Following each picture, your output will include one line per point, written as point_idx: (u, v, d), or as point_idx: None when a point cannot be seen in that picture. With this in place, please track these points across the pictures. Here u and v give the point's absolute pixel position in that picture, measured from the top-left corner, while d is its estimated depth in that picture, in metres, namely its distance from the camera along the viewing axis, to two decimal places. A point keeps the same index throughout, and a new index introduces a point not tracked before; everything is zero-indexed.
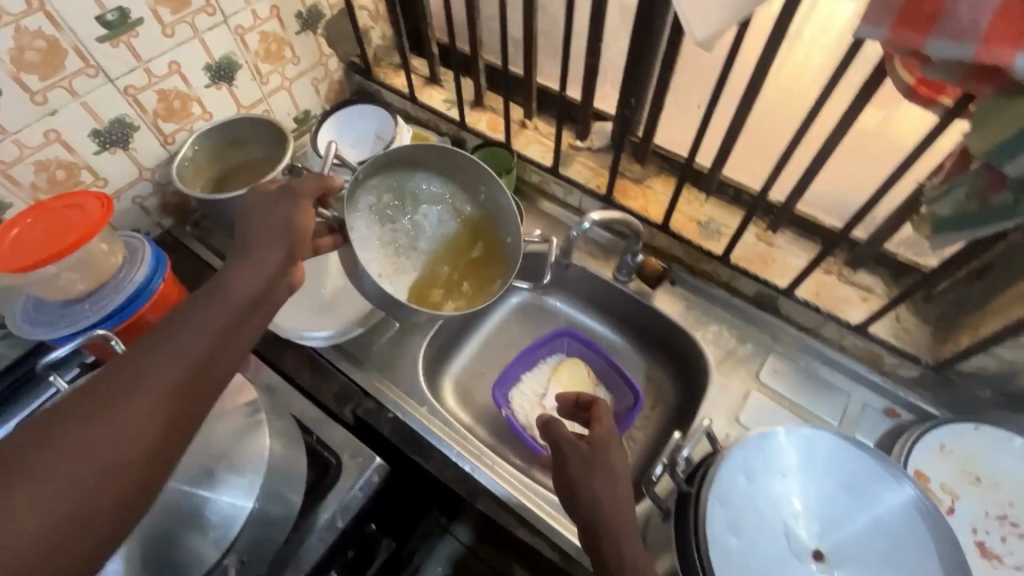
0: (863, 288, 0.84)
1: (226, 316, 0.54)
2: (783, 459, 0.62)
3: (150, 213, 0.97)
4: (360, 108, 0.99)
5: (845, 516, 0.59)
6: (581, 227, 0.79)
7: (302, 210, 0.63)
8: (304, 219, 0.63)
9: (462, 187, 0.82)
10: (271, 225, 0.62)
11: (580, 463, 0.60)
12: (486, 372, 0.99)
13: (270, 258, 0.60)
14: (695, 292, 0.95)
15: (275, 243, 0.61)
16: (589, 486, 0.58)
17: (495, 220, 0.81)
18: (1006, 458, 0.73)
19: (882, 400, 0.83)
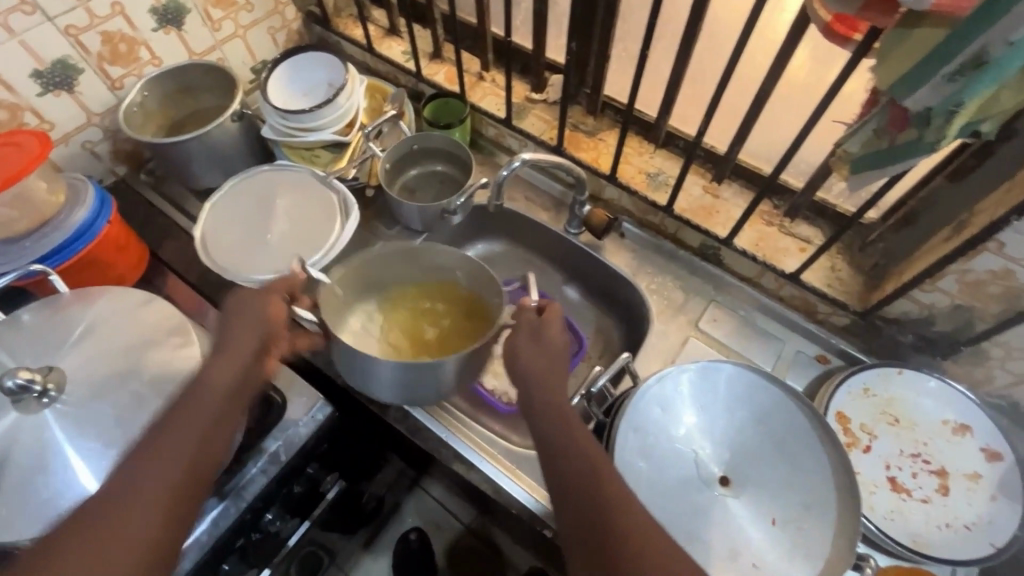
0: (802, 239, 0.85)
1: (211, 404, 0.56)
2: (697, 394, 0.65)
3: (101, 158, 0.96)
4: (311, 56, 0.98)
5: (752, 446, 0.63)
6: (512, 167, 0.80)
7: (269, 300, 0.65)
8: (274, 307, 0.65)
9: (439, 282, 0.83)
10: (246, 321, 0.63)
11: (529, 341, 0.63)
12: None
13: (247, 348, 0.61)
14: (643, 243, 0.96)
15: (252, 335, 0.62)
16: (532, 368, 0.61)
17: (477, 292, 0.81)
18: (924, 401, 0.78)
19: (815, 347, 0.86)
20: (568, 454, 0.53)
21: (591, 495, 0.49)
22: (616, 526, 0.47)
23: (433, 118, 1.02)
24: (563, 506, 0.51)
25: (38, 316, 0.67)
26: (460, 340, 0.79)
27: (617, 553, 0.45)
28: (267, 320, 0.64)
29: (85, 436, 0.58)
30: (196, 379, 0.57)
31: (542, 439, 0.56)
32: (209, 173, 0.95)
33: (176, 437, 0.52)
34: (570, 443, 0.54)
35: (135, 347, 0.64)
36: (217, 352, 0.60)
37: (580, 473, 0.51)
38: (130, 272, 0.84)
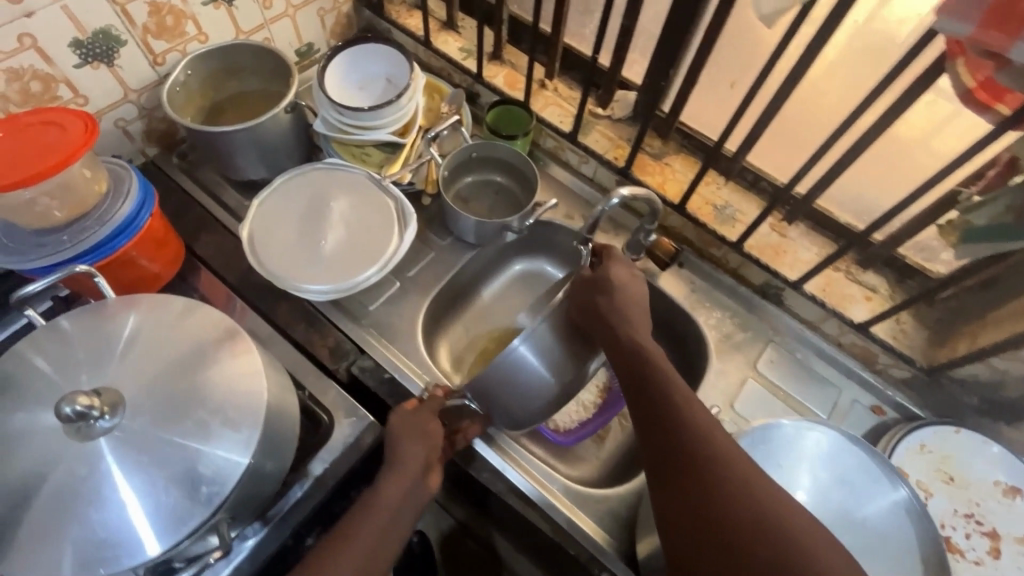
0: (868, 287, 0.85)
1: (383, 517, 0.61)
2: (786, 453, 0.63)
3: (133, 138, 0.89)
4: (369, 47, 0.92)
5: (845, 510, 0.61)
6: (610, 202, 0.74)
7: (431, 417, 0.71)
8: (434, 426, 0.70)
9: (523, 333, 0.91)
10: (413, 436, 0.68)
11: (591, 292, 0.71)
12: (487, 344, 0.94)
13: (415, 465, 0.66)
14: (701, 275, 0.94)
15: (419, 451, 0.67)
16: (600, 313, 0.70)
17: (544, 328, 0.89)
18: (981, 462, 0.78)
19: (870, 398, 0.86)
20: (653, 387, 0.63)
21: (677, 424, 0.60)
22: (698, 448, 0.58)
23: (493, 126, 0.97)
24: (650, 431, 0.62)
25: (80, 323, 0.61)
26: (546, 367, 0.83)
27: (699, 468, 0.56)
28: (429, 435, 0.69)
29: (145, 468, 0.53)
30: (371, 493, 0.63)
31: (629, 374, 0.66)
32: (253, 164, 0.89)
33: (359, 543, 0.58)
34: (654, 379, 0.64)
35: (193, 365, 0.59)
36: (388, 467, 0.66)
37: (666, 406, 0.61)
38: (165, 268, 0.78)
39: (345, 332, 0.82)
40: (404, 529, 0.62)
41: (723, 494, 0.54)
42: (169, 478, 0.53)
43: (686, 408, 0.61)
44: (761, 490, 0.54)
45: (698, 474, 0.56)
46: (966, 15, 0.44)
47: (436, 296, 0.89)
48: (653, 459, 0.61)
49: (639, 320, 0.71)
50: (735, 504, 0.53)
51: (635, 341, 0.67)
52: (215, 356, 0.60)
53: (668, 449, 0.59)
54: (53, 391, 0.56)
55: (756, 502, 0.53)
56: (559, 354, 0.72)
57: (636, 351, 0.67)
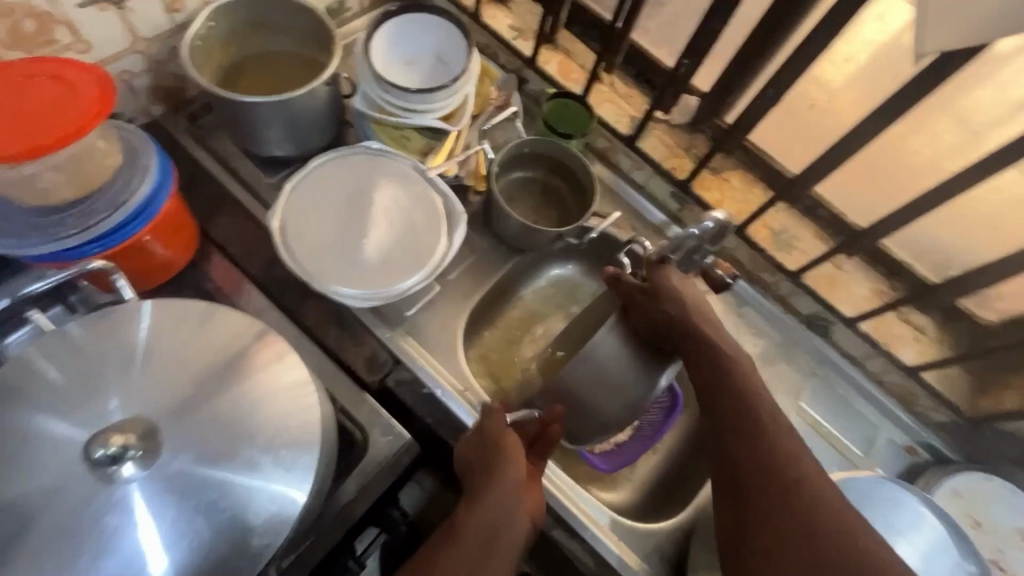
0: (916, 328, 0.85)
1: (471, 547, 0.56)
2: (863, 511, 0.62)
3: (136, 93, 0.76)
4: (419, 17, 0.81)
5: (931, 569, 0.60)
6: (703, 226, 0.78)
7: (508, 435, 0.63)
8: (514, 445, 0.63)
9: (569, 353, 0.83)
10: (493, 462, 0.62)
11: (650, 298, 0.67)
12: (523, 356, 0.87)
13: (500, 494, 0.60)
14: (747, 302, 0.89)
15: (507, 481, 0.60)
16: (668, 318, 0.66)
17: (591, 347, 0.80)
18: (1008, 509, 0.79)
19: (905, 437, 0.85)
20: (730, 394, 0.63)
21: (757, 439, 0.59)
22: (779, 465, 0.58)
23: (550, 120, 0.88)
24: (727, 444, 0.61)
25: (94, 330, 0.52)
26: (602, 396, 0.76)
27: (784, 484, 0.56)
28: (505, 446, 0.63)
29: (185, 517, 0.45)
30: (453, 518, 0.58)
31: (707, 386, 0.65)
32: (279, 139, 0.77)
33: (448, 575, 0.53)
34: (730, 386, 0.63)
35: (233, 386, 0.51)
36: (472, 491, 0.60)
37: (745, 421, 0.61)
38: (179, 254, 0.68)
39: (382, 339, 0.75)
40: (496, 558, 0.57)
41: (810, 513, 0.54)
42: (212, 526, 0.46)
43: (768, 423, 0.60)
44: (839, 500, 0.55)
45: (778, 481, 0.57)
46: None
47: (476, 304, 0.82)
48: (731, 475, 0.60)
49: (715, 323, 0.68)
50: (824, 525, 0.53)
51: (716, 347, 0.65)
52: (258, 378, 0.52)
53: (750, 468, 0.59)
54: (65, 412, 0.48)
55: (840, 519, 0.54)
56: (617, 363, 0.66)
57: (716, 362, 0.65)
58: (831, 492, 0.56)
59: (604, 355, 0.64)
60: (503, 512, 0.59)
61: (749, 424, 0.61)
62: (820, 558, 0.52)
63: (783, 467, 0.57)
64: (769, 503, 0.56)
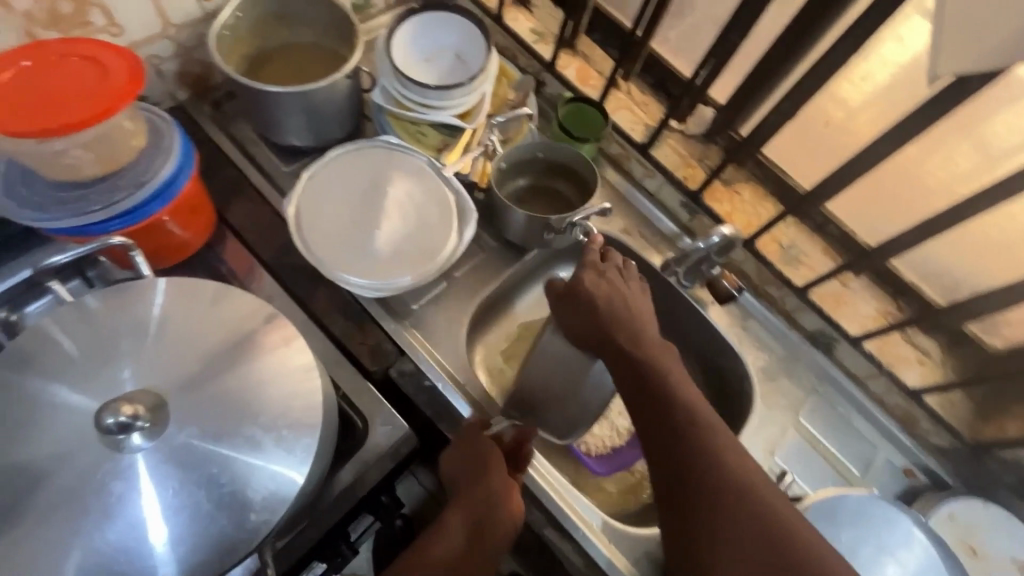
0: (921, 351, 0.84)
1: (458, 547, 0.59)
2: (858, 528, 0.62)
3: (164, 78, 0.78)
4: (441, 16, 0.83)
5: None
6: (709, 240, 0.80)
7: (480, 438, 0.66)
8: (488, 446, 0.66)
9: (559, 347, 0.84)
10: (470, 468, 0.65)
11: (584, 300, 0.66)
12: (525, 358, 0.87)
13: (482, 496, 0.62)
14: (752, 314, 0.91)
15: (485, 484, 0.63)
16: (597, 326, 0.65)
17: None
18: (1003, 537, 0.79)
19: (903, 459, 0.85)
20: (667, 398, 0.62)
21: (687, 439, 0.60)
22: (709, 464, 0.59)
23: (564, 122, 0.90)
24: (657, 448, 0.61)
25: (112, 304, 0.53)
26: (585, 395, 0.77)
27: (722, 482, 0.58)
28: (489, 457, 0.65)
29: (187, 489, 0.47)
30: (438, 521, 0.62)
31: (635, 386, 0.63)
32: (298, 129, 0.79)
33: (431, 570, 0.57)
34: (664, 388, 0.62)
35: (238, 366, 0.52)
36: (455, 500, 0.64)
37: (676, 422, 0.61)
38: (195, 237, 0.70)
39: (387, 331, 0.76)
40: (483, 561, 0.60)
41: (749, 508, 0.56)
42: (212, 499, 0.47)
43: (706, 423, 0.61)
44: (766, 488, 0.58)
45: (722, 486, 0.58)
46: None
47: (482, 301, 0.83)
48: (662, 478, 0.61)
49: (641, 320, 0.67)
50: (754, 519, 0.56)
51: (634, 350, 0.64)
52: (267, 360, 0.53)
53: (681, 471, 0.59)
54: (80, 381, 0.49)
55: (770, 508, 0.57)
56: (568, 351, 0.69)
57: (632, 364, 0.64)
58: (758, 482, 0.58)
59: (548, 351, 0.67)
60: (486, 513, 0.62)
61: (680, 425, 0.61)
62: (761, 547, 0.55)
63: (715, 464, 0.59)
64: (718, 510, 0.57)
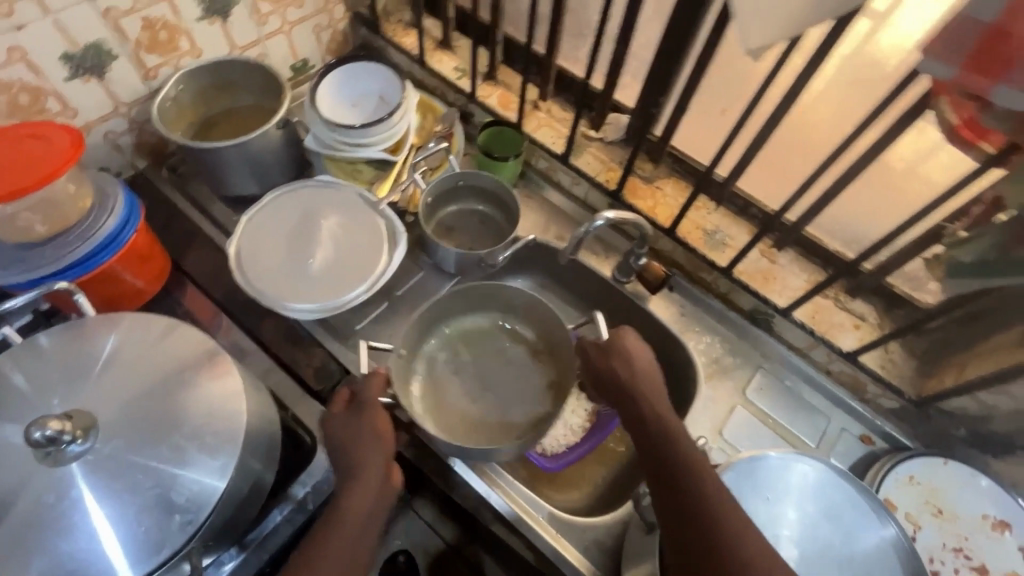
0: (857, 315, 0.84)
1: (350, 528, 0.55)
2: (782, 482, 0.63)
3: (123, 150, 0.88)
4: (364, 65, 0.92)
5: (832, 548, 0.60)
6: (596, 225, 0.79)
7: (376, 412, 0.62)
8: (382, 419, 0.62)
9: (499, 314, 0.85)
10: (362, 440, 0.60)
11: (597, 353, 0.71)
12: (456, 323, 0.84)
13: (376, 473, 0.59)
14: (691, 300, 0.94)
15: (375, 455, 0.60)
16: (617, 378, 0.68)
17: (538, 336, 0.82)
18: (969, 494, 0.77)
19: (859, 427, 0.85)
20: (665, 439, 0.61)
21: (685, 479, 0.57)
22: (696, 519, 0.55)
23: (485, 146, 0.97)
24: (660, 490, 0.58)
25: (59, 341, 0.60)
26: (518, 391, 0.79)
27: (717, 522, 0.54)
28: (379, 431, 0.61)
29: (116, 495, 0.52)
30: (333, 513, 0.56)
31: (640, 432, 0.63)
32: (242, 179, 0.88)
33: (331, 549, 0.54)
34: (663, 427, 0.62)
35: (168, 386, 0.58)
36: (347, 478, 0.59)
37: (678, 467, 0.58)
38: (149, 283, 0.78)
39: (331, 352, 0.81)
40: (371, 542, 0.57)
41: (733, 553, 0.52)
42: (139, 504, 0.52)
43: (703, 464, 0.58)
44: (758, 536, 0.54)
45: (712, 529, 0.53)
46: (949, 58, 0.43)
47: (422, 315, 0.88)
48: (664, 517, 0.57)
49: (657, 382, 0.67)
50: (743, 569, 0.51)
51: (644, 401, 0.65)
52: (195, 377, 0.59)
53: (677, 515, 0.56)
54: (27, 411, 0.55)
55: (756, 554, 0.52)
56: (526, 366, 0.82)
57: (642, 419, 0.64)
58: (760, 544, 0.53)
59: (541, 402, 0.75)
60: (374, 494, 0.58)
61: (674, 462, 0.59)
62: None
63: (702, 519, 0.54)
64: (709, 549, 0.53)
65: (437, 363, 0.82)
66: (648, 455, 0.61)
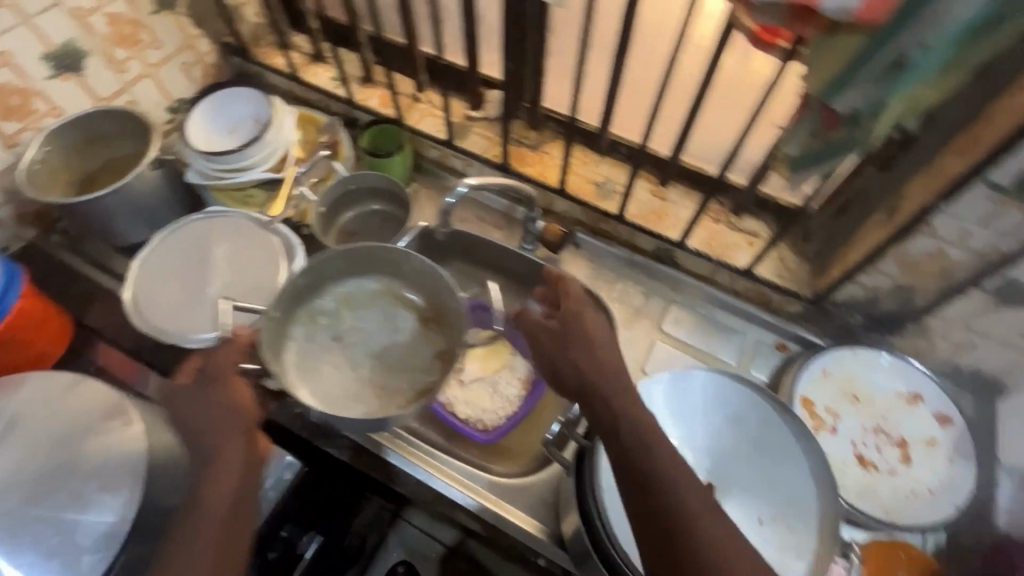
0: (749, 233, 0.88)
1: (212, 515, 0.51)
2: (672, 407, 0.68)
3: (4, 223, 0.87)
4: (232, 92, 0.93)
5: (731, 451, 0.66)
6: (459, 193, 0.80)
7: (229, 387, 0.58)
8: (237, 393, 0.58)
9: (387, 277, 0.79)
10: (214, 419, 0.57)
11: (551, 341, 0.61)
12: (344, 297, 0.78)
13: (232, 451, 0.55)
14: (597, 252, 0.95)
15: (229, 432, 0.56)
16: (576, 372, 0.57)
17: (432, 294, 0.77)
18: (878, 375, 0.81)
19: (773, 336, 0.88)
20: (633, 442, 0.52)
21: (658, 490, 0.49)
22: (676, 524, 0.47)
23: (370, 146, 0.99)
24: (633, 504, 0.50)
25: None
26: (406, 357, 0.75)
27: (698, 541, 0.46)
28: (233, 407, 0.57)
29: (23, 548, 0.53)
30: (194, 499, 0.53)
31: (605, 435, 0.54)
32: (130, 227, 0.88)
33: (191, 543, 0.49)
34: (630, 427, 0.53)
35: (62, 437, 0.58)
36: (207, 462, 0.55)
37: (649, 477, 0.49)
38: (53, 347, 0.77)
39: None
40: (247, 521, 0.53)
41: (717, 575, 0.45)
42: (47, 553, 0.52)
43: (678, 468, 0.50)
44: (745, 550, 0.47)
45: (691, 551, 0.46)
46: None
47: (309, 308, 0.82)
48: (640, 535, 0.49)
49: (620, 370, 0.57)
50: None
51: (609, 396, 0.55)
52: (89, 423, 0.59)
53: (655, 534, 0.48)
54: None
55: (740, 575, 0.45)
56: (417, 332, 0.77)
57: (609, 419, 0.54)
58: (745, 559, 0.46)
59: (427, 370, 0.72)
60: (232, 472, 0.54)
61: (645, 468, 0.50)
62: None
63: (680, 539, 0.47)
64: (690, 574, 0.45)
65: (316, 327, 0.76)
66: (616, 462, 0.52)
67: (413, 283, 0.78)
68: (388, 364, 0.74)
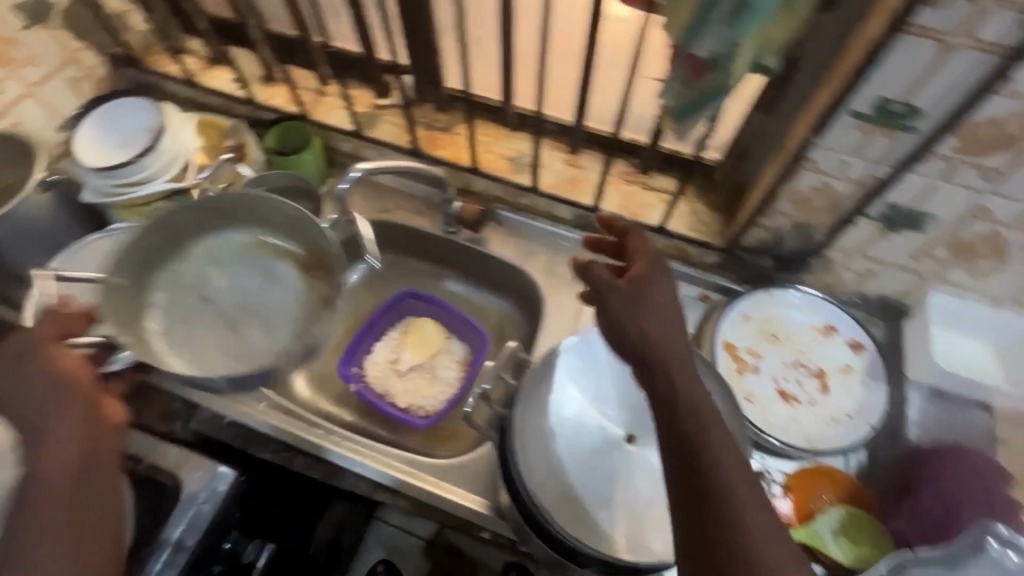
0: (661, 190, 0.90)
1: (58, 472, 0.54)
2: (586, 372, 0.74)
3: None
4: (120, 103, 0.89)
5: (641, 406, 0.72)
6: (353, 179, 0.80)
7: (58, 354, 0.60)
8: (64, 360, 0.60)
9: (254, 226, 0.82)
10: (40, 387, 0.58)
11: (621, 299, 0.58)
12: (209, 252, 0.81)
13: (65, 420, 0.56)
14: (517, 228, 0.96)
15: (59, 402, 0.57)
16: (643, 338, 0.55)
17: (297, 234, 0.81)
18: (795, 315, 0.84)
19: (696, 289, 0.90)
20: (689, 415, 0.51)
21: (705, 468, 0.48)
22: (716, 504, 0.46)
23: (277, 144, 0.96)
24: (675, 478, 0.49)
25: None
26: (280, 307, 0.79)
27: (733, 527, 0.44)
28: (64, 378, 0.59)
29: None
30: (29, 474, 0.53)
31: (658, 407, 0.53)
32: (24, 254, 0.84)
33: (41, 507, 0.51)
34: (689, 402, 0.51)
35: None
36: (36, 436, 0.56)
37: (698, 455, 0.48)
38: None
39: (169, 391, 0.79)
40: (108, 471, 0.56)
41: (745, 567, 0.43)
42: None
43: (729, 452, 0.48)
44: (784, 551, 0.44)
45: (727, 536, 0.44)
46: None
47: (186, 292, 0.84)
48: (679, 506, 0.48)
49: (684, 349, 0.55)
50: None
51: (665, 369, 0.53)
52: None
53: (693, 509, 0.47)
54: None
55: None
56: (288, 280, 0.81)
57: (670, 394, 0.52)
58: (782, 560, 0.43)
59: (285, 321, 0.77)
60: (72, 435, 0.56)
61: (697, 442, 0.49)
62: None
63: (721, 518, 0.45)
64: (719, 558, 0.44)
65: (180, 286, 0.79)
66: (666, 433, 0.51)
67: (276, 229, 0.82)
68: (259, 318, 0.78)
